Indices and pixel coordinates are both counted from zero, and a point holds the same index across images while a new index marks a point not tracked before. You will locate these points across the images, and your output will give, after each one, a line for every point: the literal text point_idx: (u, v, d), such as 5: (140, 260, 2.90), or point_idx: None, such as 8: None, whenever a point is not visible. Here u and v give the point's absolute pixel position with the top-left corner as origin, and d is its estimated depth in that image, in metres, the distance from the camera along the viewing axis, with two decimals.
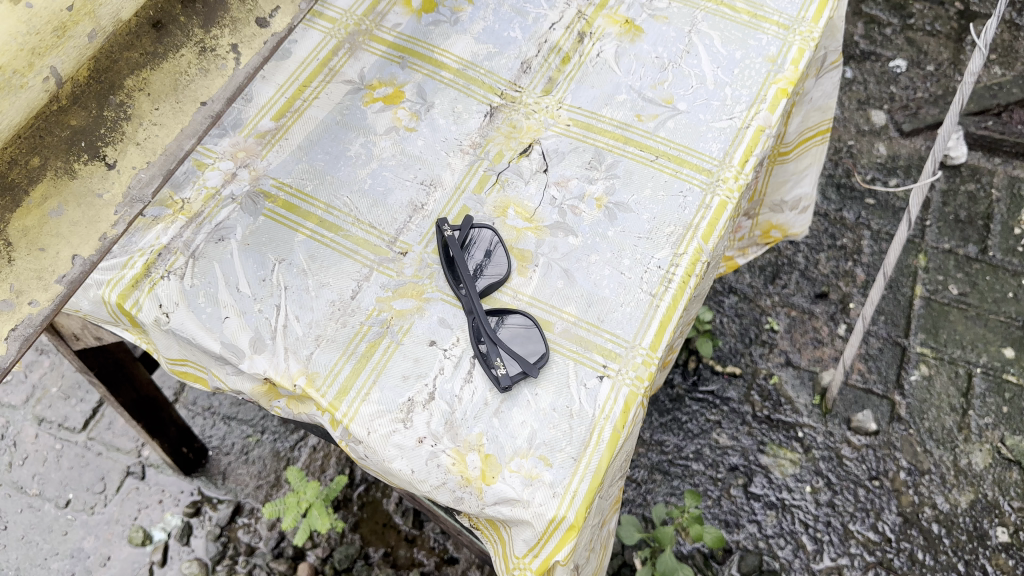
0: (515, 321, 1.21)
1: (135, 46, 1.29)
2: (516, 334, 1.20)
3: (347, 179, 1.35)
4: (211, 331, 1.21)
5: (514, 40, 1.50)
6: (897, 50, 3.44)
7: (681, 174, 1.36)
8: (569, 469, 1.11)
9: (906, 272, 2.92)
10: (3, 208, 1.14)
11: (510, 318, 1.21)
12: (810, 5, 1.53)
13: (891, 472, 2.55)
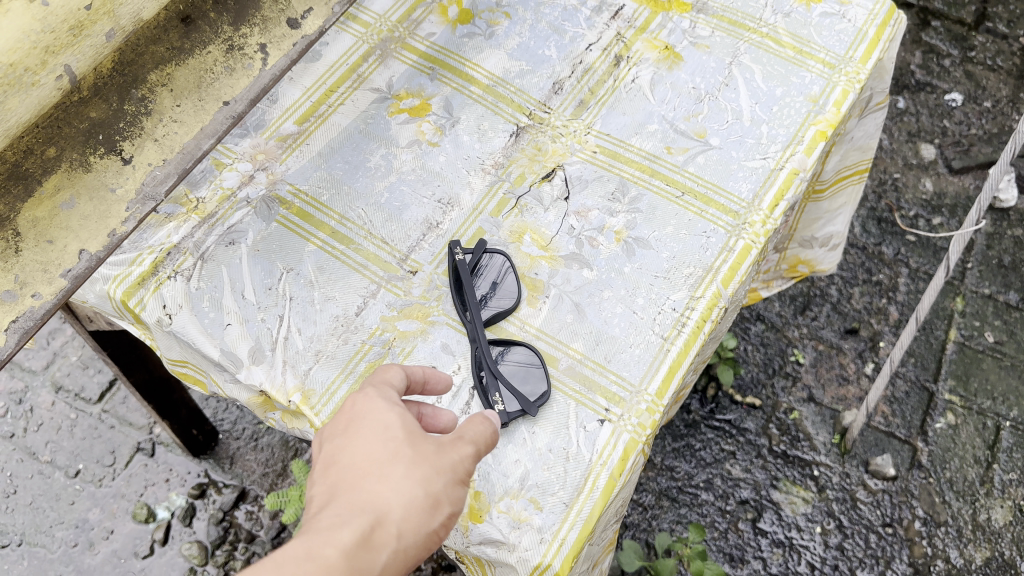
0: (517, 355, 1.18)
1: (162, 40, 1.29)
2: (516, 370, 1.16)
3: (364, 191, 1.33)
4: (212, 337, 1.19)
5: (549, 58, 1.46)
6: (954, 83, 3.34)
7: (707, 214, 1.31)
8: (559, 515, 1.08)
9: (942, 314, 2.83)
10: (15, 197, 1.14)
11: (512, 352, 1.18)
12: (860, 44, 1.47)
13: (905, 521, 2.48)
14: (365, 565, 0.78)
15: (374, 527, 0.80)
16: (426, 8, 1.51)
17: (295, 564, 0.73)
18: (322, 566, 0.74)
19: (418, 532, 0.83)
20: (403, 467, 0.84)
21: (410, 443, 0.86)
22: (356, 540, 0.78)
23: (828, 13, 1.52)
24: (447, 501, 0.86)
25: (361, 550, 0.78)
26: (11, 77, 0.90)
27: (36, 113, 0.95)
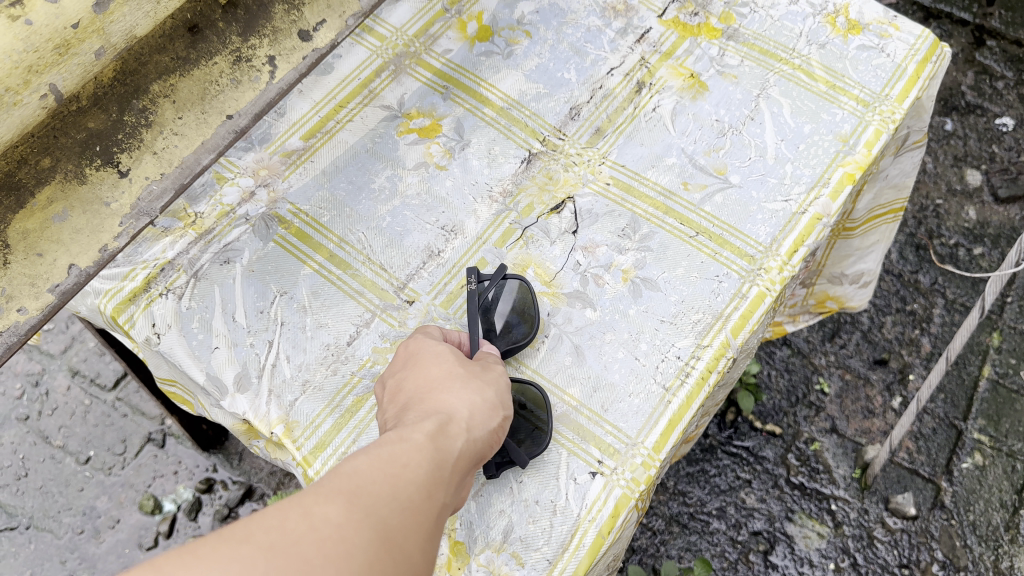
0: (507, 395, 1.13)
1: (167, 49, 1.24)
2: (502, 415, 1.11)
3: (365, 214, 1.29)
4: (199, 360, 1.16)
5: (567, 82, 1.41)
6: (1006, 107, 3.20)
7: (721, 256, 1.24)
8: (541, 572, 1.04)
9: (976, 349, 2.73)
10: (6, 208, 1.11)
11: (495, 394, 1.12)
12: (897, 82, 1.39)
13: (923, 563, 2.41)
14: (448, 445, 0.84)
15: (447, 419, 0.88)
16: (445, 23, 1.46)
17: (390, 443, 0.79)
18: (414, 443, 0.80)
19: (485, 426, 0.92)
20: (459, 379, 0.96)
21: (458, 365, 0.99)
22: (436, 425, 0.85)
23: (866, 46, 1.43)
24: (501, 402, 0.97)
25: (442, 432, 0.84)
26: None
27: (15, 131, 0.93)
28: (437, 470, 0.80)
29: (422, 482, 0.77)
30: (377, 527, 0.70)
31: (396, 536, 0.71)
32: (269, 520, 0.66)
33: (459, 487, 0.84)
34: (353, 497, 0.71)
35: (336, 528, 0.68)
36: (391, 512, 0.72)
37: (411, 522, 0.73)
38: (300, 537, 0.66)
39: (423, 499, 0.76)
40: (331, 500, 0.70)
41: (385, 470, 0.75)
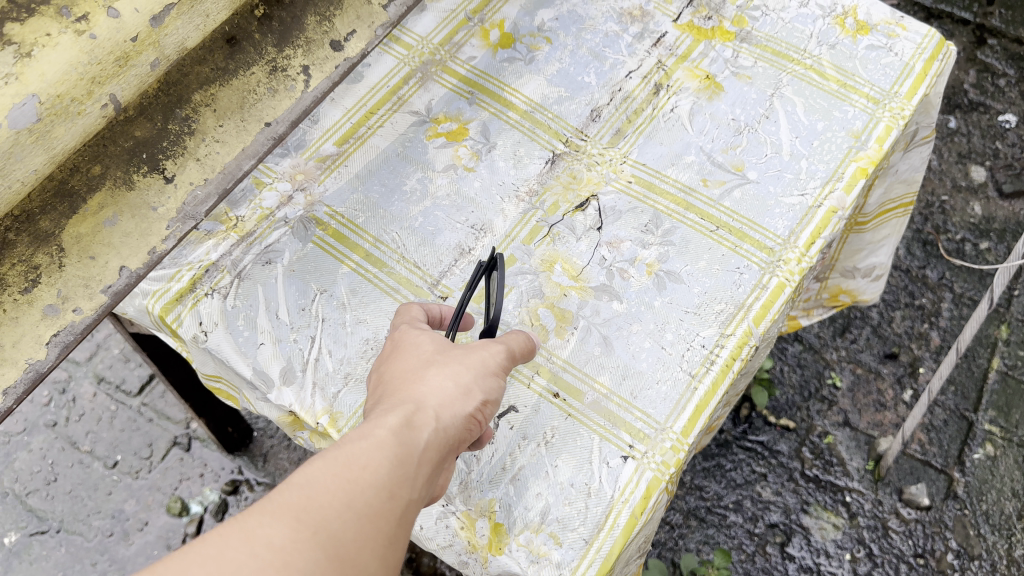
0: None
1: (207, 60, 1.31)
2: None
3: (398, 215, 1.35)
4: (245, 356, 1.21)
5: (588, 85, 1.46)
6: (1008, 104, 3.26)
7: (741, 249, 1.30)
8: (579, 551, 1.09)
9: (985, 342, 2.77)
10: (61, 214, 1.17)
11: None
12: (905, 80, 1.45)
13: (937, 552, 2.45)
14: (416, 441, 0.82)
15: (416, 410, 0.86)
16: (469, 30, 1.52)
17: (351, 442, 0.78)
18: (375, 443, 0.78)
19: (460, 417, 0.89)
20: (438, 367, 0.93)
21: (438, 351, 0.95)
22: (402, 421, 0.83)
23: (874, 46, 1.49)
24: (484, 388, 0.93)
25: (409, 428, 0.83)
26: (58, 108, 0.93)
27: (80, 140, 0.98)
28: (402, 470, 0.79)
29: (384, 487, 0.77)
30: (325, 544, 0.70)
31: (343, 553, 0.72)
32: (210, 545, 0.66)
33: (431, 480, 0.84)
34: (301, 515, 0.71)
35: (278, 552, 0.68)
36: (341, 528, 0.72)
37: (362, 534, 0.73)
38: (241, 563, 0.66)
39: (382, 506, 0.76)
40: (277, 518, 0.70)
41: (341, 478, 0.74)
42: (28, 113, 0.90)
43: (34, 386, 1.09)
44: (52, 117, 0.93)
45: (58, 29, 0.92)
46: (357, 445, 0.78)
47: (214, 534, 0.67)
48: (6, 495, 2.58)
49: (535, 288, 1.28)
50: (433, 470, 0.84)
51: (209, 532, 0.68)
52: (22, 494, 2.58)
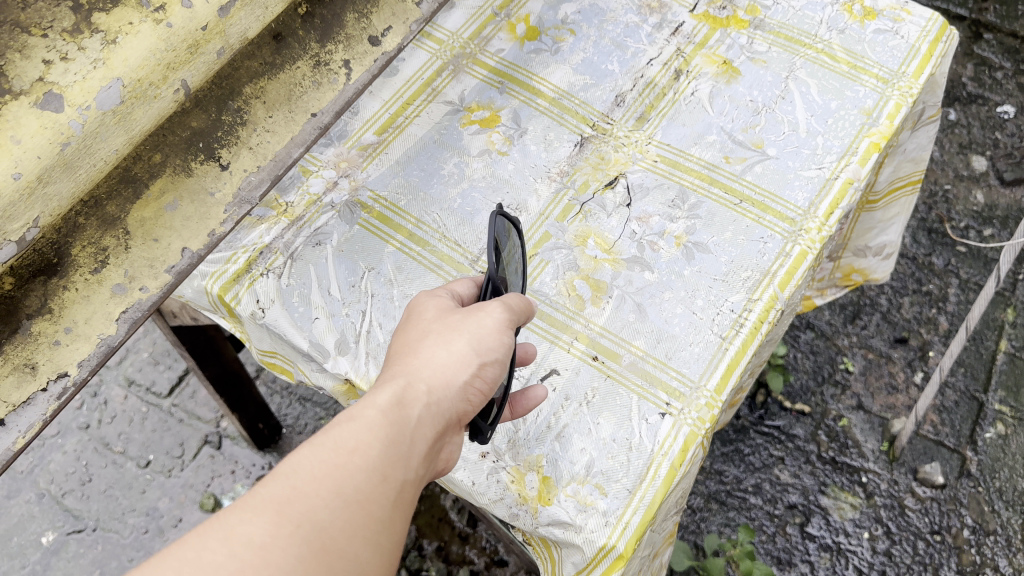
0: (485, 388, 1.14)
1: (256, 57, 1.39)
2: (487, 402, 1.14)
3: (438, 197, 1.42)
4: (301, 329, 1.29)
5: (611, 73, 1.54)
6: (1006, 96, 3.35)
7: (764, 220, 1.37)
8: (623, 500, 1.16)
9: (992, 325, 2.85)
10: (126, 199, 1.22)
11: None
12: (912, 60, 1.53)
13: (954, 529, 2.51)
14: (401, 420, 0.90)
15: (404, 389, 0.93)
16: (496, 25, 1.60)
17: (336, 428, 0.86)
18: (361, 428, 0.87)
19: (448, 391, 0.96)
20: (430, 341, 1.00)
21: (433, 325, 1.02)
22: (389, 401, 0.91)
23: (881, 30, 1.57)
24: (477, 355, 0.99)
25: (395, 409, 0.91)
26: (137, 91, 1.01)
27: (155, 123, 1.06)
28: (388, 450, 0.88)
29: (367, 470, 0.85)
30: (306, 534, 0.79)
31: (331, 536, 0.81)
32: (191, 548, 0.75)
33: (421, 454, 0.92)
34: (282, 509, 0.79)
35: (259, 547, 0.76)
36: (325, 515, 0.81)
37: (345, 518, 0.82)
38: (221, 562, 0.74)
39: (366, 488, 0.85)
40: (258, 514, 0.78)
41: (324, 467, 0.83)
42: (112, 95, 0.98)
43: (106, 357, 1.10)
44: (132, 100, 1.01)
45: (139, 18, 1.00)
46: (341, 432, 0.86)
47: (197, 535, 0.76)
48: (43, 496, 2.65)
49: (570, 261, 1.36)
50: (421, 444, 0.92)
51: (193, 533, 0.76)
52: (58, 495, 2.65)
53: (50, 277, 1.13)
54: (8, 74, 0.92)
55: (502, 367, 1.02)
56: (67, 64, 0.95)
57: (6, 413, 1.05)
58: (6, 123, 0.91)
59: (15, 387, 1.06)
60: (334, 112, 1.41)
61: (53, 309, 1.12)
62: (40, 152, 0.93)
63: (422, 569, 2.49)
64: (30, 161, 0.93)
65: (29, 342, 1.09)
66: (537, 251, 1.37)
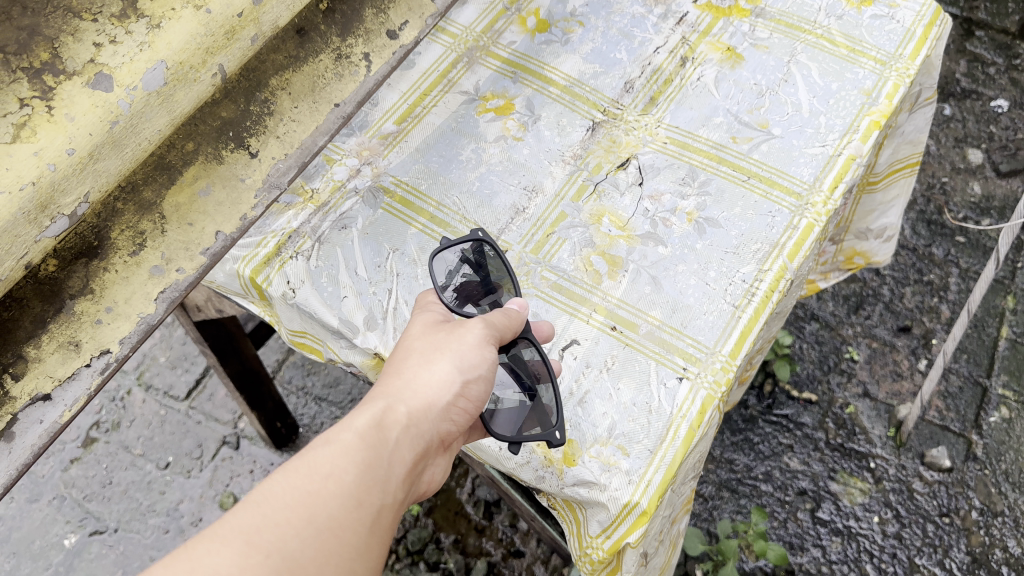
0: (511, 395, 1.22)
1: (281, 50, 1.45)
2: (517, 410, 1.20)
3: (457, 181, 1.48)
4: (331, 307, 1.34)
5: (620, 61, 1.61)
6: (1000, 90, 3.42)
7: (772, 196, 1.43)
8: (645, 460, 1.21)
9: (993, 312, 2.90)
10: (161, 185, 1.29)
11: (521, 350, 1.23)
12: (908, 43, 1.59)
13: (962, 511, 2.55)
14: (377, 445, 0.98)
15: (384, 412, 1.02)
16: (508, 19, 1.67)
17: (311, 455, 0.93)
18: (337, 454, 0.95)
19: (429, 413, 1.05)
20: (414, 363, 1.09)
21: (418, 346, 1.12)
22: (368, 425, 0.99)
23: (878, 15, 1.64)
24: (459, 376, 1.09)
25: (372, 433, 0.98)
26: (180, 74, 1.06)
27: (195, 105, 1.10)
28: (362, 475, 0.95)
29: (340, 496, 0.92)
30: (277, 561, 0.86)
31: (304, 561, 0.87)
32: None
33: (398, 476, 1.00)
34: (254, 537, 0.86)
35: (227, 574, 0.82)
36: (296, 543, 0.88)
37: (317, 545, 0.89)
38: None
39: (339, 514, 0.91)
40: (229, 543, 0.84)
41: (297, 496, 0.90)
42: (157, 76, 1.03)
43: (147, 335, 1.17)
44: (175, 83, 1.05)
45: (181, 4, 1.07)
46: (317, 459, 0.93)
47: (167, 563, 0.82)
48: (64, 499, 2.69)
49: (586, 239, 1.42)
50: (398, 467, 1.00)
51: (168, 561, 0.82)
52: (79, 497, 2.69)
53: (91, 259, 1.20)
54: (64, 55, 0.99)
55: (485, 386, 1.12)
56: (116, 46, 1.01)
57: (52, 388, 1.12)
58: (60, 101, 0.97)
59: (61, 363, 1.14)
60: (355, 102, 1.46)
61: (95, 290, 1.19)
62: (92, 129, 0.98)
63: (440, 561, 2.53)
64: (82, 137, 0.98)
65: (73, 321, 1.17)
66: (554, 229, 1.43)
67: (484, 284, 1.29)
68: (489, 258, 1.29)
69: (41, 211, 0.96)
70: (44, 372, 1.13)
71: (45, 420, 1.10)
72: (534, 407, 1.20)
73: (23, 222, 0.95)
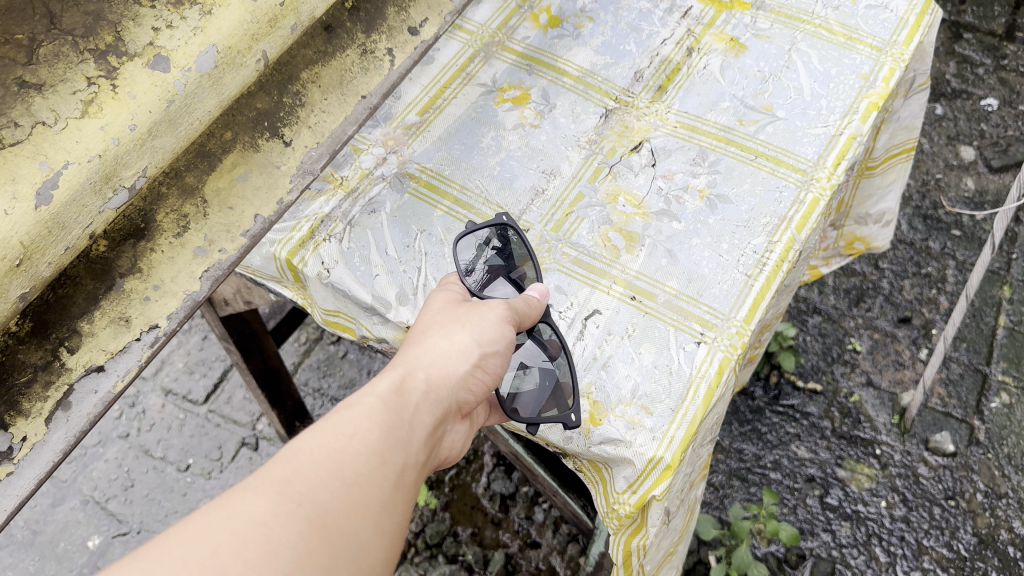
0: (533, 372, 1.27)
1: (310, 45, 1.39)
2: (540, 390, 1.26)
3: (479, 166, 1.56)
4: (364, 285, 1.41)
5: (629, 53, 1.70)
6: (989, 89, 3.52)
7: (779, 173, 1.52)
8: (668, 418, 1.27)
9: (990, 302, 2.98)
10: (200, 172, 1.24)
11: (538, 330, 1.29)
12: (902, 30, 1.69)
13: (967, 493, 2.61)
14: (400, 407, 0.94)
15: (404, 377, 0.99)
16: (521, 17, 1.76)
17: (336, 415, 0.89)
18: (363, 411, 0.91)
19: (447, 381, 1.03)
20: (432, 337, 1.08)
21: (435, 323, 1.11)
22: (390, 389, 0.95)
23: (872, 6, 1.74)
24: (477, 348, 1.08)
25: (394, 396, 0.95)
26: (228, 58, 1.12)
27: (240, 89, 1.17)
28: (387, 435, 0.91)
29: (366, 453, 0.88)
30: (310, 512, 0.80)
31: (333, 515, 0.81)
32: (193, 527, 0.74)
33: (419, 440, 0.96)
34: (284, 488, 0.80)
35: (260, 524, 0.76)
36: (326, 495, 0.82)
37: (347, 499, 0.83)
38: (221, 540, 0.74)
39: (365, 471, 0.86)
40: (259, 494, 0.78)
41: (326, 450, 0.85)
42: (209, 59, 1.10)
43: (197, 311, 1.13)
44: (224, 66, 1.12)
45: None
46: (342, 417, 0.89)
47: (197, 517, 0.76)
48: (87, 503, 2.74)
49: (604, 217, 1.49)
50: (420, 430, 0.96)
51: (194, 515, 0.76)
52: (102, 501, 2.74)
53: (138, 240, 1.15)
54: (125, 38, 1.06)
55: (501, 363, 1.11)
56: (173, 31, 1.09)
57: (106, 360, 1.07)
58: (124, 80, 1.03)
59: (113, 337, 1.09)
60: (384, 95, 1.42)
61: (143, 268, 1.14)
62: (152, 107, 1.04)
63: (459, 554, 2.58)
64: (143, 115, 1.03)
65: (122, 298, 1.11)
66: (573, 209, 1.50)
67: (507, 266, 1.34)
68: (512, 244, 1.34)
69: (105, 182, 1.01)
70: (97, 345, 1.07)
71: (100, 391, 1.05)
72: (555, 387, 1.25)
73: (89, 192, 0.99)
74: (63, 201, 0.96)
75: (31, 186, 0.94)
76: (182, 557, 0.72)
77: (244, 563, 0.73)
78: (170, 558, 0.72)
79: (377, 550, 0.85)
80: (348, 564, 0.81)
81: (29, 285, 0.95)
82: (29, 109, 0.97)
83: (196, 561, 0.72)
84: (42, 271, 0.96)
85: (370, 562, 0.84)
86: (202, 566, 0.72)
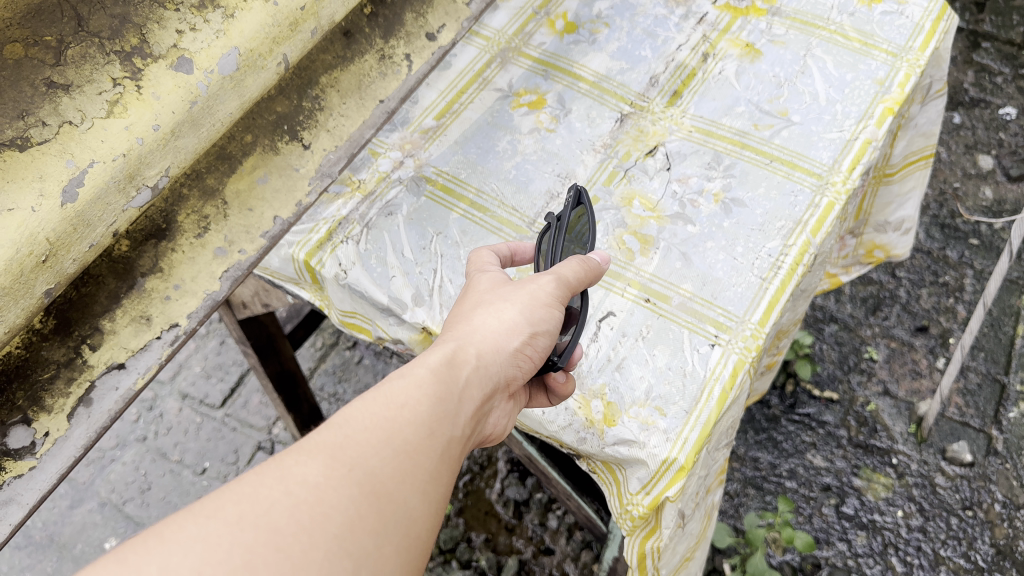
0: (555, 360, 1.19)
1: (329, 51, 1.38)
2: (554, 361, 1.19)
3: (495, 170, 1.57)
4: (381, 286, 1.41)
5: (644, 58, 1.72)
6: (1007, 98, 3.51)
7: (794, 176, 1.53)
8: (682, 419, 1.27)
9: (1009, 311, 2.95)
10: (220, 173, 1.24)
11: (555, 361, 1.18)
12: (918, 36, 1.71)
13: (986, 504, 2.58)
14: (450, 380, 0.95)
15: (453, 353, 0.99)
16: (537, 23, 1.78)
17: (389, 384, 0.90)
18: (414, 379, 0.91)
19: (498, 355, 1.03)
20: (482, 312, 1.08)
21: (485, 296, 1.11)
22: (440, 362, 0.96)
23: (888, 11, 1.77)
24: (525, 322, 1.06)
25: (444, 368, 0.95)
26: (250, 60, 1.14)
27: (261, 92, 1.18)
28: (435, 407, 0.91)
29: (416, 423, 0.88)
30: (359, 478, 0.81)
31: (382, 483, 0.82)
32: (249, 485, 0.76)
33: (468, 415, 0.95)
34: (336, 453, 0.81)
35: (313, 486, 0.78)
36: (375, 462, 0.83)
37: (396, 466, 0.84)
38: (276, 499, 0.76)
39: (415, 440, 0.87)
40: (313, 457, 0.80)
41: (375, 418, 0.85)
42: (230, 62, 1.11)
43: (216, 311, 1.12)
44: (245, 68, 1.14)
45: None
46: (394, 387, 0.89)
47: (254, 474, 0.78)
48: (104, 505, 2.76)
49: (618, 220, 1.50)
50: (469, 404, 0.96)
51: (249, 474, 0.78)
52: (119, 503, 2.76)
53: (160, 240, 1.15)
54: (150, 40, 1.07)
55: (551, 339, 1.09)
56: (196, 33, 1.10)
57: (127, 358, 1.06)
58: (148, 82, 1.04)
59: (133, 335, 1.08)
60: (400, 99, 1.39)
61: (164, 267, 1.14)
62: (174, 108, 1.06)
63: (472, 559, 2.59)
64: (166, 115, 1.05)
65: (144, 296, 1.11)
66: None
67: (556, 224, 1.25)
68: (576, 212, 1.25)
69: (129, 180, 1.02)
70: (118, 342, 1.07)
71: (121, 387, 1.04)
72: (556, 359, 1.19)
73: (114, 190, 1.00)
74: (88, 199, 0.97)
75: (58, 184, 0.96)
76: (237, 512, 0.74)
77: (296, 524, 0.75)
78: (225, 513, 0.73)
79: (424, 520, 0.84)
80: (397, 532, 0.81)
81: (54, 281, 0.97)
82: (56, 109, 0.98)
83: (249, 519, 0.74)
84: (67, 268, 0.98)
85: (417, 532, 0.83)
86: (256, 525, 0.74)
